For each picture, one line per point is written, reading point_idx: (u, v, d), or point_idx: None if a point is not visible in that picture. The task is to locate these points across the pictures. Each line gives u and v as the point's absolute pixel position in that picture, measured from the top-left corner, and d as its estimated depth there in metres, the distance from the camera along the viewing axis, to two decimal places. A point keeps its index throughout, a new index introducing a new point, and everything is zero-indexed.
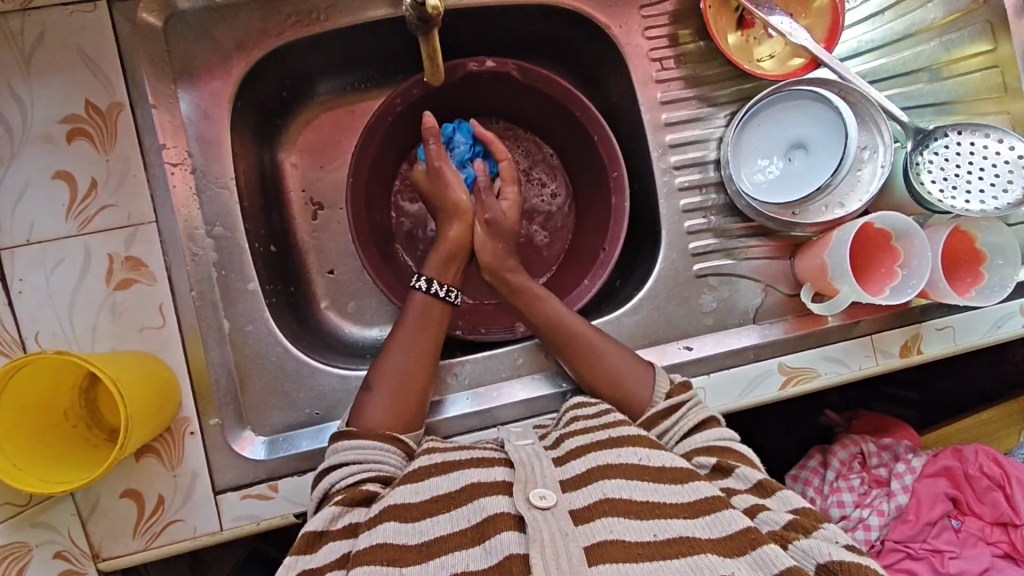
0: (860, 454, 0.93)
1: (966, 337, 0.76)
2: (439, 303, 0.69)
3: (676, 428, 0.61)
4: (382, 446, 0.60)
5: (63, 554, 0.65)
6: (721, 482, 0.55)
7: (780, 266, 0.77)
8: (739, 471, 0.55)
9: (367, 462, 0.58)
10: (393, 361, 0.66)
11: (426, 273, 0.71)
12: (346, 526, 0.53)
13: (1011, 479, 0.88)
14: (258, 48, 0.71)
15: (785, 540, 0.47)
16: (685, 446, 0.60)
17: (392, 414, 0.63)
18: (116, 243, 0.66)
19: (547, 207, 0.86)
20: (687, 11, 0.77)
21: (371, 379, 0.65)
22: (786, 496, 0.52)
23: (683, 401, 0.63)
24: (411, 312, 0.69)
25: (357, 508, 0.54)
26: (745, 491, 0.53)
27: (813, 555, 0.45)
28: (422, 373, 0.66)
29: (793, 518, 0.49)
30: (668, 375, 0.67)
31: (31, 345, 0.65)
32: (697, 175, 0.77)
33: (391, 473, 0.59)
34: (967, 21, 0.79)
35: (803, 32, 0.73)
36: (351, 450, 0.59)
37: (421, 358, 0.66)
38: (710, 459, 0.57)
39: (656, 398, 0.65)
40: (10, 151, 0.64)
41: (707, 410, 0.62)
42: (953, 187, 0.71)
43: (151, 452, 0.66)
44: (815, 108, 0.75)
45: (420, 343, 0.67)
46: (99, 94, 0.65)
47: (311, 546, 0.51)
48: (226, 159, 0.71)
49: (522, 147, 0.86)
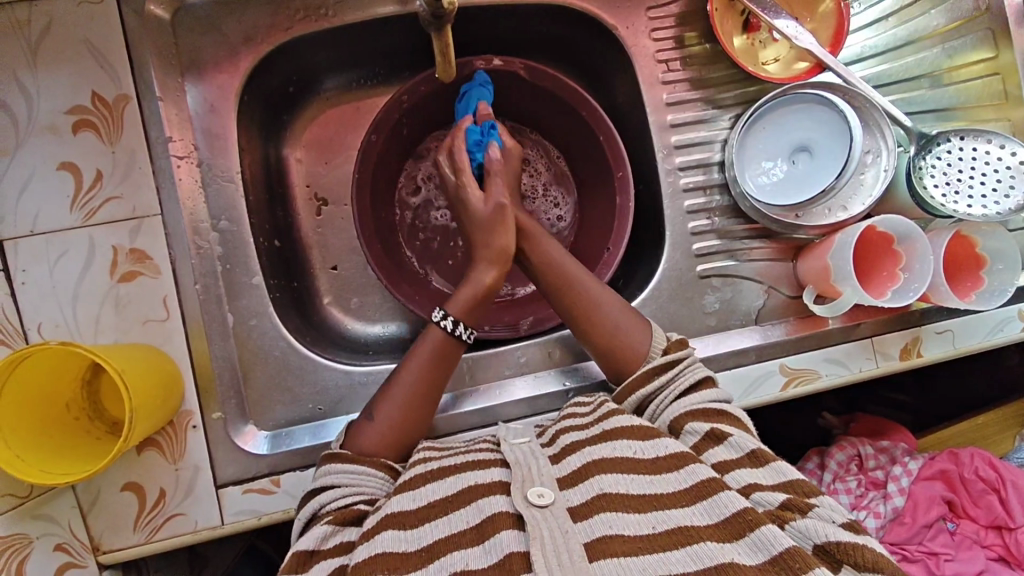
0: (857, 457, 0.94)
1: (965, 340, 0.77)
2: (455, 343, 0.67)
3: (673, 385, 0.61)
4: (374, 473, 0.59)
5: (64, 547, 0.64)
6: (715, 450, 0.55)
7: (782, 268, 0.78)
8: (731, 440, 0.55)
9: (356, 486, 0.58)
10: (400, 395, 0.64)
11: (450, 308, 0.68)
12: (336, 545, 0.53)
13: (1006, 483, 0.89)
14: (266, 43, 0.71)
15: (784, 519, 0.47)
16: (680, 405, 0.60)
17: (387, 441, 0.62)
18: (121, 235, 0.65)
19: (552, 227, 0.86)
20: (694, 13, 0.77)
21: (374, 405, 0.64)
22: (779, 467, 0.52)
23: (680, 358, 0.63)
24: (429, 344, 0.67)
25: (349, 526, 0.54)
26: (738, 461, 0.53)
27: (810, 535, 0.46)
28: (424, 407, 0.65)
29: (788, 499, 0.49)
30: (665, 334, 0.67)
31: (33, 337, 0.64)
32: (702, 176, 0.78)
33: (374, 495, 0.58)
34: (969, 29, 0.79)
35: (808, 36, 0.73)
36: (341, 473, 0.58)
37: (426, 397, 0.65)
38: (703, 426, 0.57)
39: (653, 352, 0.65)
40: (16, 141, 0.64)
41: (703, 370, 0.63)
42: (956, 192, 0.71)
43: (153, 445, 0.66)
44: (820, 112, 0.75)
45: (428, 378, 0.65)
46: (105, 86, 0.65)
47: (302, 565, 0.52)
48: (232, 153, 0.71)
49: (546, 159, 0.87)
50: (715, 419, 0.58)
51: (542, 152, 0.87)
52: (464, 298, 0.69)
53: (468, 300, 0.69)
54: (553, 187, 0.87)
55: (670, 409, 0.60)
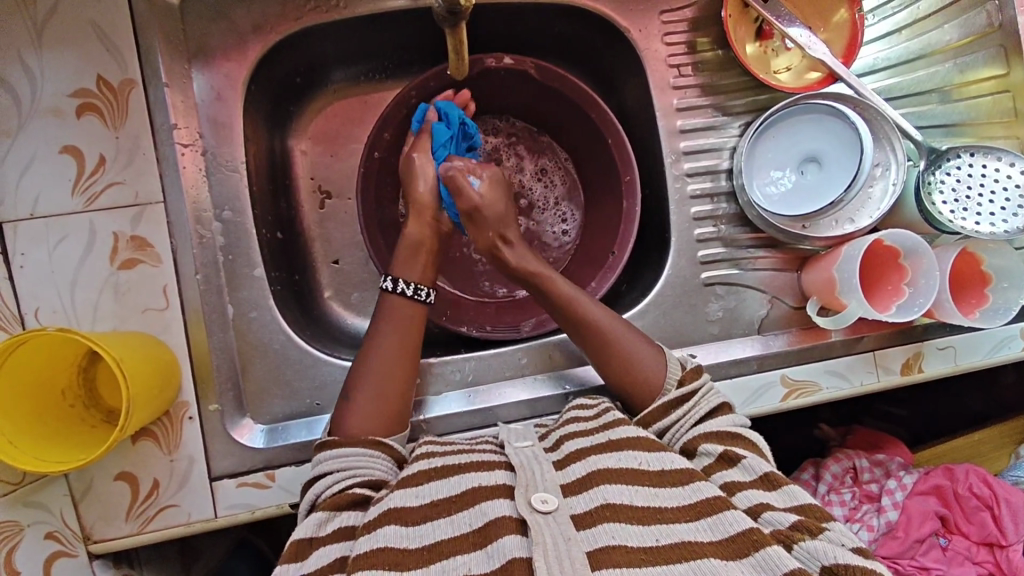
0: (853, 469, 0.95)
1: (967, 357, 0.77)
2: (410, 302, 0.67)
3: (687, 416, 0.61)
4: (366, 452, 0.58)
5: (55, 535, 0.63)
6: (726, 472, 0.55)
7: (786, 278, 0.77)
8: (746, 462, 0.55)
9: (350, 470, 0.57)
10: (370, 368, 0.64)
11: (393, 272, 0.68)
12: (335, 530, 0.53)
13: (1000, 501, 0.89)
14: (275, 32, 0.70)
15: (790, 541, 0.47)
16: (696, 432, 0.59)
17: (373, 415, 0.62)
18: (122, 221, 0.65)
19: (557, 240, 0.86)
20: (708, 18, 0.77)
21: (349, 387, 0.63)
22: (792, 490, 0.52)
23: (695, 389, 0.62)
24: (386, 313, 0.66)
25: (348, 512, 0.54)
26: (750, 483, 0.53)
27: (818, 556, 0.45)
28: (401, 377, 0.64)
29: (799, 520, 0.48)
30: (679, 360, 0.66)
31: (30, 322, 0.63)
32: (709, 183, 0.77)
33: (379, 476, 0.58)
34: (982, 45, 0.79)
35: (821, 45, 0.73)
36: (336, 459, 0.58)
37: (405, 375, 0.64)
38: (716, 448, 0.57)
39: (667, 386, 0.64)
40: (18, 122, 0.63)
41: (719, 397, 0.62)
42: (964, 209, 0.70)
43: (148, 436, 0.65)
44: (832, 123, 0.76)
45: (399, 348, 0.65)
46: (111, 70, 0.64)
47: (300, 553, 0.51)
48: (237, 143, 0.71)
49: (560, 173, 0.86)
50: (731, 443, 0.57)
51: (557, 165, 0.87)
52: (416, 263, 0.69)
53: (421, 261, 0.69)
54: (564, 202, 0.86)
55: (685, 438, 0.59)
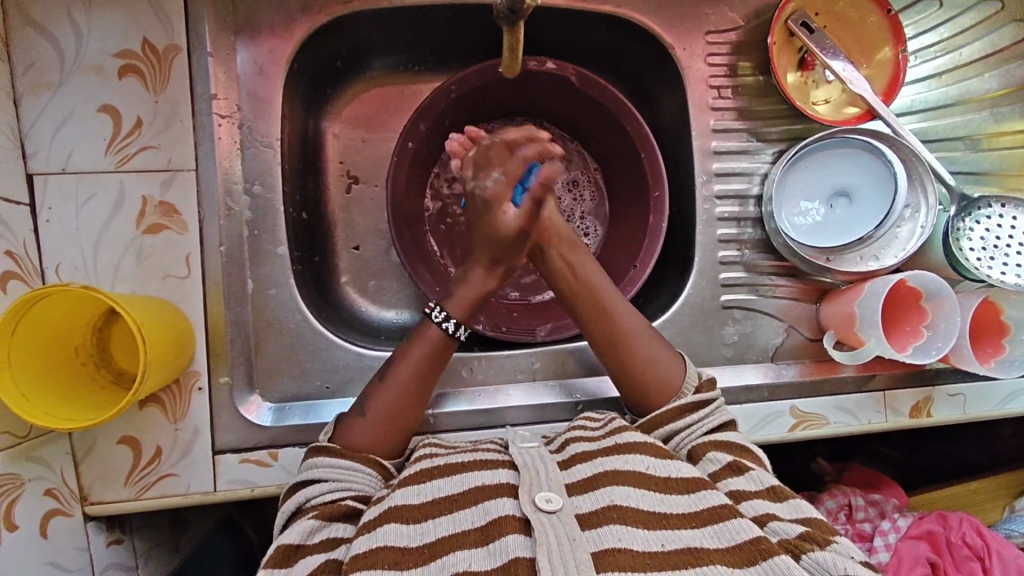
0: (847, 506, 0.95)
1: (976, 406, 0.77)
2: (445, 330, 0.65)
3: (701, 423, 0.60)
4: (360, 468, 0.57)
5: (54, 492, 0.62)
6: (733, 480, 0.54)
7: (803, 309, 0.77)
8: (753, 473, 0.55)
9: (345, 481, 0.56)
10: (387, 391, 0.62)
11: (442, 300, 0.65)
12: (324, 540, 0.52)
13: (992, 553, 0.86)
14: (324, 13, 0.70)
15: (799, 550, 0.46)
16: (707, 439, 0.59)
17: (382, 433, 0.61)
18: (152, 185, 0.65)
19: None
20: (753, 43, 0.77)
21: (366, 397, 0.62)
22: (798, 504, 0.52)
23: (711, 399, 0.62)
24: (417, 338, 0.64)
25: (338, 522, 0.53)
26: (756, 494, 0.53)
27: (829, 568, 0.45)
28: (414, 406, 0.63)
29: (806, 531, 0.48)
30: (697, 371, 0.66)
31: (50, 277, 0.63)
32: (737, 208, 0.77)
33: (366, 492, 0.57)
34: (1017, 98, 0.80)
35: (864, 83, 0.73)
36: (330, 468, 0.56)
37: (411, 399, 0.62)
38: (724, 456, 0.56)
39: (684, 389, 0.62)
40: (58, 78, 0.63)
41: (728, 414, 0.62)
42: (991, 257, 0.70)
43: (155, 401, 0.65)
44: (865, 159, 0.76)
45: (419, 371, 0.63)
46: (157, 34, 0.64)
47: (288, 559, 0.50)
48: (274, 119, 0.70)
49: (593, 189, 0.86)
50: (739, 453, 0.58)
51: (590, 179, 0.87)
52: (458, 285, 0.66)
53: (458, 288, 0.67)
54: (589, 216, 0.86)
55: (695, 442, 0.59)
